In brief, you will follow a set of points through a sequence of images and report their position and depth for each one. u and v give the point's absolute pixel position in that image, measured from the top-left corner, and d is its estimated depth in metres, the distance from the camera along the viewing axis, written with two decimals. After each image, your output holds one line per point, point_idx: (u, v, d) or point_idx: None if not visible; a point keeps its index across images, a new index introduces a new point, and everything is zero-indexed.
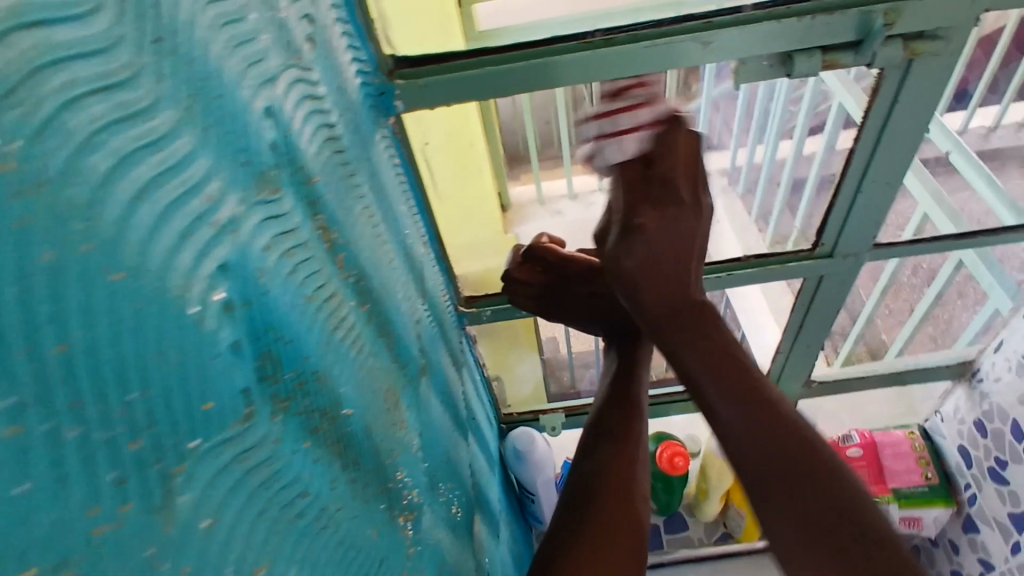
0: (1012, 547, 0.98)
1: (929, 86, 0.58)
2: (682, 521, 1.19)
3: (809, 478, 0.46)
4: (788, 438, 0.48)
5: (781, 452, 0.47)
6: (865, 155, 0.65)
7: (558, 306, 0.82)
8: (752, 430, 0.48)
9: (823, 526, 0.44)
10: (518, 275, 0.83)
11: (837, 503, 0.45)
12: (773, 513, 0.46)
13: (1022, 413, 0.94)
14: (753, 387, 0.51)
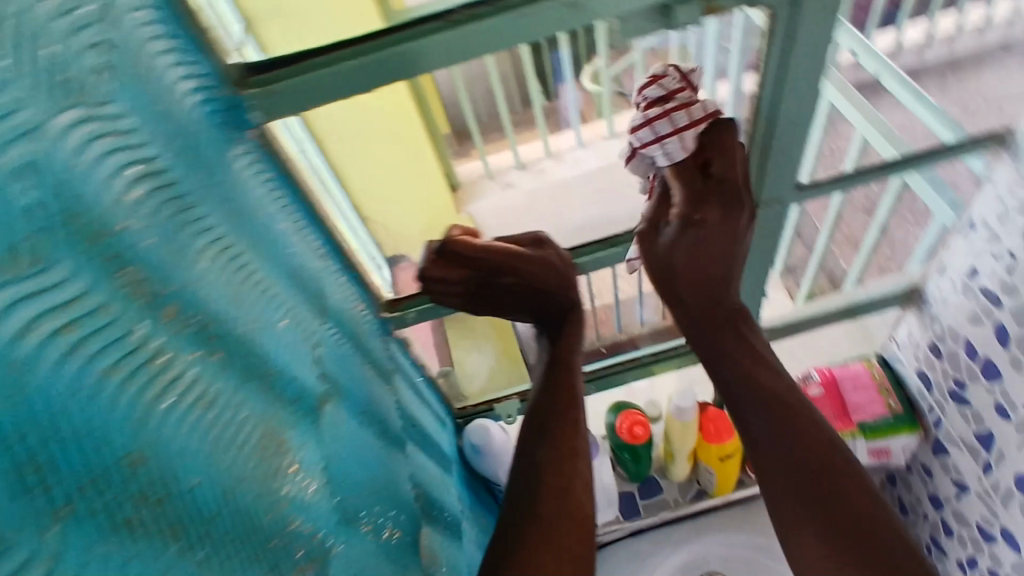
0: (984, 467, 0.97)
1: (824, 18, 0.55)
2: (656, 485, 1.17)
3: (815, 475, 0.55)
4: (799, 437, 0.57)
5: (800, 451, 0.56)
6: (772, 101, 0.62)
7: (485, 298, 0.77)
8: (769, 431, 0.57)
9: (826, 515, 0.53)
10: (435, 275, 0.74)
11: (837, 493, 0.54)
12: (787, 502, 0.55)
13: (972, 331, 0.92)
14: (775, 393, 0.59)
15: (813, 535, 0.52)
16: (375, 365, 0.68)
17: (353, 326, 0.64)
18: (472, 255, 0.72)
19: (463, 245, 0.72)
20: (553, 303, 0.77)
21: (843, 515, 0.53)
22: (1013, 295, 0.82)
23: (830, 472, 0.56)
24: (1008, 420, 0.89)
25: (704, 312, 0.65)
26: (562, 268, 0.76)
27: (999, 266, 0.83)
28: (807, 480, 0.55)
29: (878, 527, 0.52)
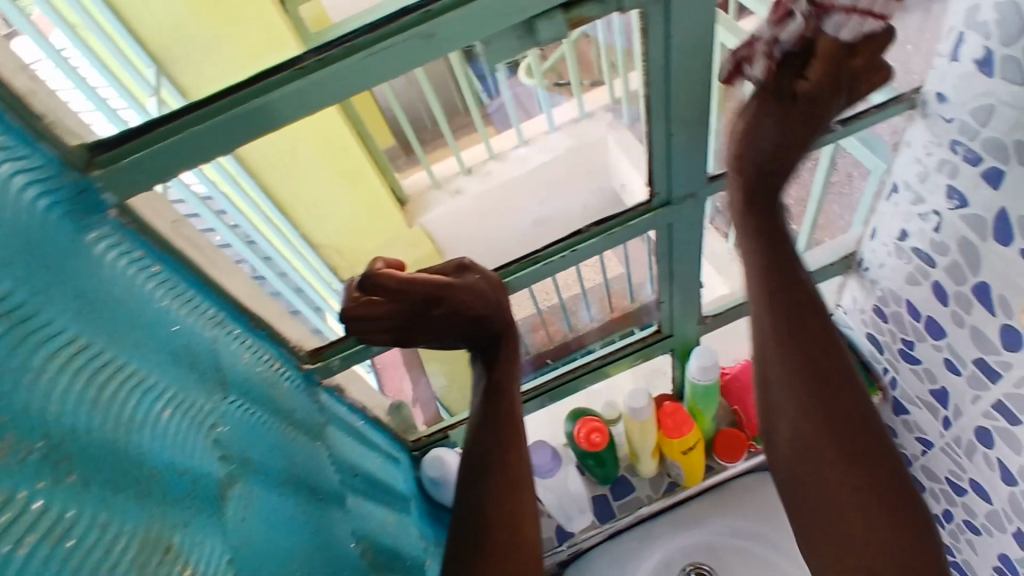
0: (943, 422, 0.98)
1: (699, 13, 0.53)
2: (628, 484, 1.16)
3: (838, 434, 0.61)
4: (831, 398, 0.62)
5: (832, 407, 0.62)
6: (663, 101, 0.60)
7: (418, 330, 0.71)
8: (795, 390, 0.64)
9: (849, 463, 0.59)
10: (360, 313, 0.68)
11: (861, 449, 0.60)
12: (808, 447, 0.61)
13: (912, 293, 0.91)
14: (817, 355, 0.65)
15: (792, 424, 0.63)
16: (300, 424, 0.66)
17: (269, 385, 0.62)
18: (403, 288, 0.65)
19: (391, 279, 0.64)
20: (489, 329, 0.73)
21: (830, 415, 0.62)
22: (944, 253, 0.81)
23: (841, 379, 0.64)
24: (958, 375, 0.89)
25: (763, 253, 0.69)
26: (492, 293, 0.72)
27: (926, 225, 0.82)
28: (812, 379, 0.64)
29: (867, 428, 0.61)
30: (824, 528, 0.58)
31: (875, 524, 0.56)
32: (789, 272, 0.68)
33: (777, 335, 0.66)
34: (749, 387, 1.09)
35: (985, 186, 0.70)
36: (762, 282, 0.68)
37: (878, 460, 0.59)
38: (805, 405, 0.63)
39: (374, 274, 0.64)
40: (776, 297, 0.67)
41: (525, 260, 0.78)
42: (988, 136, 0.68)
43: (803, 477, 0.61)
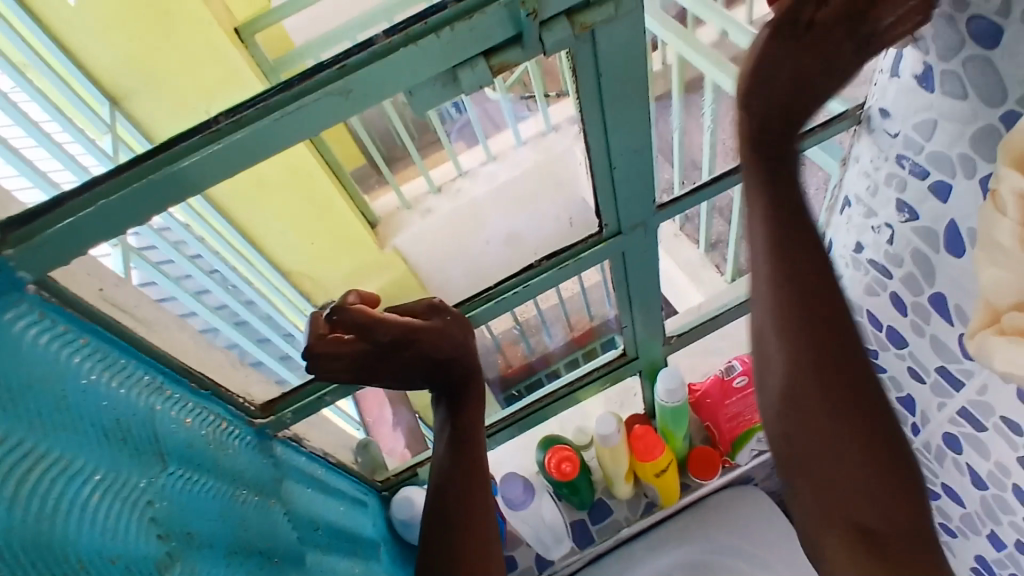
0: (912, 429, 0.97)
1: (626, 49, 0.52)
2: (605, 508, 1.13)
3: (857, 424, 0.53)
4: (851, 379, 0.54)
5: (846, 387, 0.54)
6: (601, 137, 0.60)
7: (381, 375, 0.68)
8: (804, 374, 0.55)
9: (869, 448, 0.53)
10: (322, 349, 0.65)
11: (874, 431, 0.53)
12: (825, 432, 0.54)
13: (872, 303, 0.91)
14: (833, 334, 0.55)
15: (789, 380, 0.56)
16: (251, 483, 0.64)
17: (211, 449, 0.61)
18: (374, 326, 0.64)
19: (359, 313, 0.63)
20: (451, 370, 0.70)
21: (837, 378, 0.54)
22: (899, 265, 0.80)
23: (853, 348, 0.55)
24: (922, 383, 0.88)
25: (767, 199, 0.57)
26: (459, 332, 0.69)
27: (880, 238, 0.82)
28: (819, 357, 0.54)
29: (871, 384, 0.54)
30: (808, 468, 0.55)
31: (873, 483, 0.52)
32: (796, 214, 0.56)
33: (786, 298, 0.55)
34: (719, 403, 1.08)
35: (933, 199, 0.70)
36: (767, 232, 0.56)
37: (879, 422, 0.54)
38: (805, 375, 0.55)
39: (347, 308, 0.63)
40: (779, 248, 0.56)
41: (477, 298, 0.76)
42: (933, 151, 0.67)
43: (800, 439, 0.55)
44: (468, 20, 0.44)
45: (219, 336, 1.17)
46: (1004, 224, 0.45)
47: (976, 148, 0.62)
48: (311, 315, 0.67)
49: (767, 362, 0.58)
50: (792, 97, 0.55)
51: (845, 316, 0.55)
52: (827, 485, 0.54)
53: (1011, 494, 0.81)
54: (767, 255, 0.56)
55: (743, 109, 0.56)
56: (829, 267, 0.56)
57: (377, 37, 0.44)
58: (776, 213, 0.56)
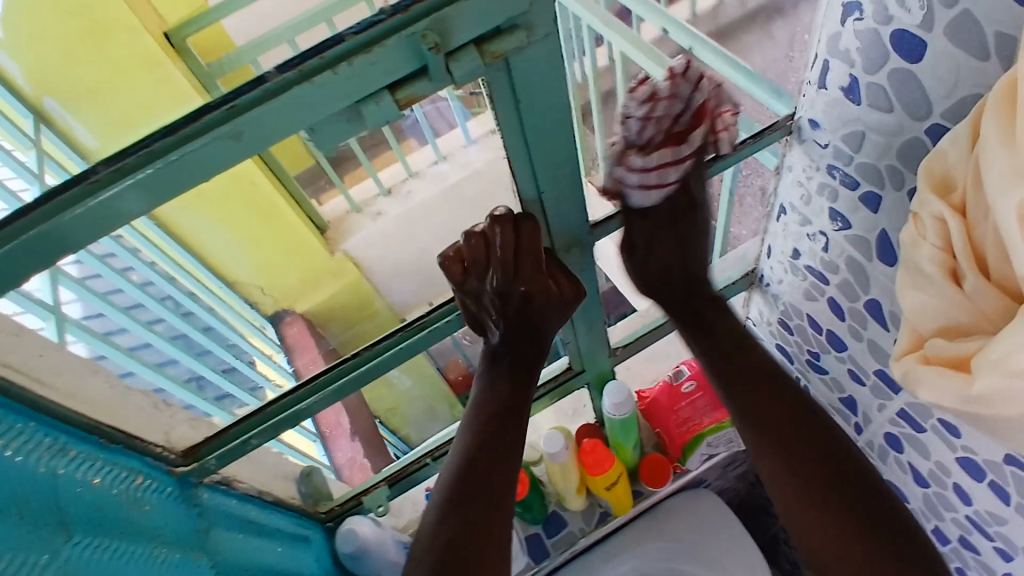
0: (855, 428, 0.97)
1: (546, 76, 0.50)
2: (559, 520, 1.14)
3: (843, 505, 0.68)
4: (832, 470, 0.70)
5: (823, 476, 0.70)
6: (525, 164, 0.58)
7: (500, 319, 0.76)
8: (793, 482, 0.71)
9: (856, 528, 0.67)
10: (475, 241, 0.69)
11: (861, 511, 0.68)
12: (814, 525, 0.69)
13: (811, 307, 0.91)
14: (807, 444, 0.72)
15: (765, 460, 0.73)
16: (172, 540, 0.60)
17: (128, 509, 0.57)
18: (525, 245, 0.66)
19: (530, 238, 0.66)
20: (498, 393, 0.76)
21: (786, 440, 0.72)
22: (835, 272, 0.80)
23: (809, 436, 0.72)
24: (863, 385, 0.89)
25: (719, 339, 0.79)
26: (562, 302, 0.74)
27: (816, 245, 0.81)
28: (784, 455, 0.72)
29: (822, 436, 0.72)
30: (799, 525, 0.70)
31: (855, 528, 0.67)
32: (736, 337, 0.79)
33: (737, 412, 0.76)
34: (668, 409, 1.10)
35: (864, 209, 0.70)
36: (717, 373, 0.78)
37: (863, 514, 0.68)
38: (781, 473, 0.72)
39: (529, 213, 0.64)
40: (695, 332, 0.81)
41: (410, 328, 0.73)
42: (862, 162, 0.66)
43: (812, 544, 0.69)
44: (368, 53, 0.40)
45: (150, 351, 1.11)
46: (924, 250, 0.44)
47: (903, 160, 0.61)
48: (444, 257, 0.72)
49: (764, 474, 0.74)
50: (676, 256, 0.82)
51: (807, 412, 0.74)
52: (812, 531, 0.69)
53: (952, 491, 0.82)
54: (698, 345, 0.81)
55: (631, 242, 0.81)
56: (777, 380, 0.76)
57: (270, 74, 0.41)
58: (727, 346, 0.79)
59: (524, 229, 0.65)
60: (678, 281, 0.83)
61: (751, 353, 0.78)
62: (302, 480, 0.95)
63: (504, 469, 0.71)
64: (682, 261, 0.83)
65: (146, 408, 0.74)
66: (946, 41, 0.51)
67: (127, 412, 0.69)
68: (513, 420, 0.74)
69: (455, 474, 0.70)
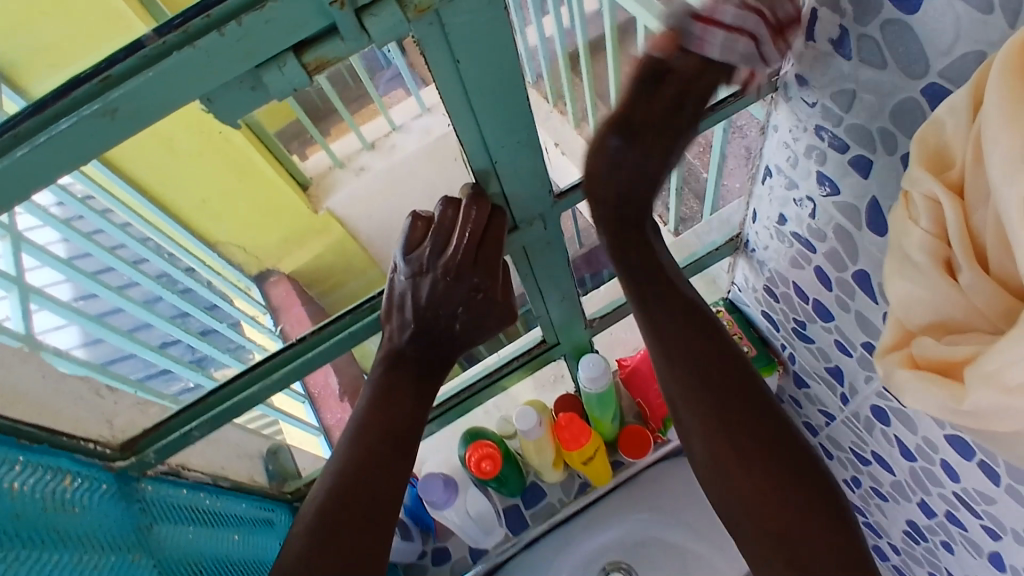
0: (841, 398, 0.93)
1: (485, 34, 0.44)
2: (538, 491, 1.11)
3: (756, 446, 0.58)
4: (764, 430, 0.59)
5: (759, 427, 0.59)
6: (474, 133, 0.53)
7: (427, 311, 0.67)
8: (716, 444, 0.59)
9: (751, 452, 0.58)
10: (446, 220, 0.63)
11: (776, 456, 0.57)
12: (733, 466, 0.58)
13: (798, 275, 0.86)
14: (738, 394, 0.61)
15: (694, 428, 0.61)
16: (105, 542, 0.57)
17: (53, 510, 0.54)
18: (491, 236, 0.63)
19: (498, 228, 0.63)
20: (402, 398, 0.66)
21: (704, 381, 0.62)
22: (823, 240, 0.75)
23: (734, 386, 0.61)
24: (849, 356, 0.84)
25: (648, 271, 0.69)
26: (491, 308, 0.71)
27: (802, 212, 0.76)
28: (718, 418, 0.60)
29: (772, 425, 0.59)
30: (709, 479, 0.60)
31: (793, 496, 0.55)
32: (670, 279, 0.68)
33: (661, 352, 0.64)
34: (650, 378, 1.05)
35: (854, 174, 0.64)
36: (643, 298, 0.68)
37: (805, 481, 0.56)
38: (709, 433, 0.60)
39: (501, 210, 0.63)
40: (655, 318, 0.66)
41: (361, 309, 0.70)
42: (852, 123, 0.60)
43: (721, 478, 0.59)
44: (259, 10, 0.35)
45: (122, 318, 0.96)
46: (913, 235, 0.38)
47: (897, 123, 0.55)
48: (412, 216, 0.65)
49: (684, 433, 0.62)
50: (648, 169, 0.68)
51: (733, 363, 0.63)
52: (733, 483, 0.58)
53: (939, 467, 0.78)
54: (649, 330, 0.66)
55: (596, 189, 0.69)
56: (702, 319, 0.65)
57: (147, 37, 0.36)
58: (662, 291, 0.67)
59: (494, 219, 0.63)
60: (621, 221, 0.70)
61: (677, 288, 0.68)
62: (268, 459, 0.94)
63: (385, 492, 0.60)
64: (657, 169, 0.68)
65: (87, 397, 0.69)
66: None
67: (57, 408, 0.64)
68: (409, 442, 0.64)
69: (353, 439, 0.63)
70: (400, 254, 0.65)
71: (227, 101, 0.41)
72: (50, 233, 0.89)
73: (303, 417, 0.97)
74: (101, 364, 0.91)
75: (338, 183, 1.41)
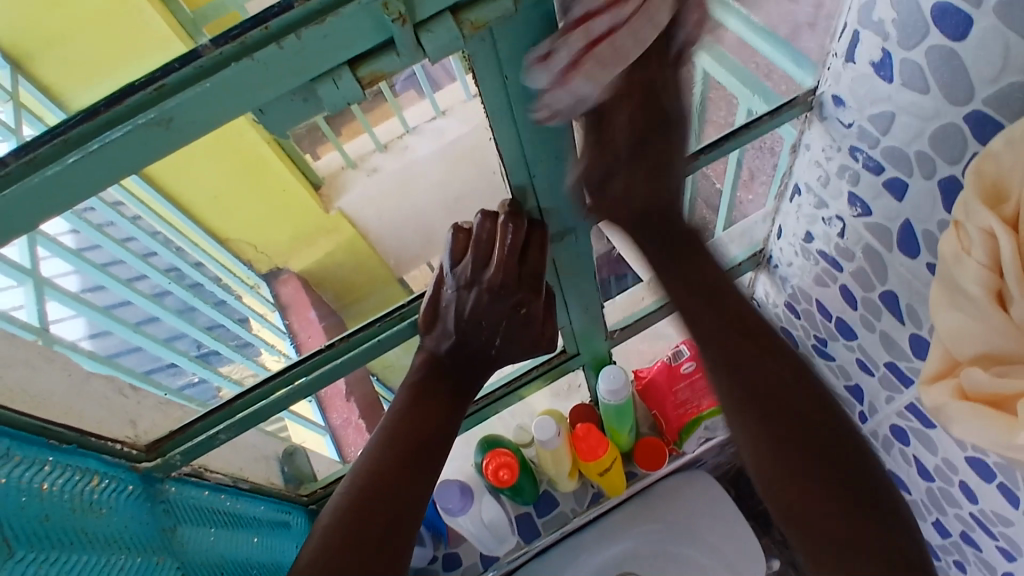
0: (860, 417, 0.93)
1: (535, 52, 0.45)
2: (551, 500, 1.12)
3: (808, 434, 0.50)
4: (828, 433, 0.50)
5: (812, 421, 0.51)
6: (515, 148, 0.54)
7: (469, 322, 0.68)
8: (761, 442, 0.51)
9: (817, 466, 0.49)
10: (487, 231, 0.63)
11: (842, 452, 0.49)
12: (777, 460, 0.50)
13: (821, 293, 0.86)
14: (790, 387, 0.53)
15: (743, 428, 0.53)
16: (132, 544, 0.57)
17: (81, 512, 0.54)
18: (532, 251, 0.65)
19: (541, 240, 0.65)
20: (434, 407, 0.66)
21: (750, 381, 0.53)
22: (851, 259, 0.75)
23: (787, 380, 0.53)
24: (871, 375, 0.84)
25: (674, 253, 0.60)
26: (535, 327, 0.73)
27: (830, 230, 0.76)
28: (760, 403, 0.52)
29: (831, 426, 0.51)
30: (757, 475, 0.51)
31: (847, 490, 0.47)
32: (709, 275, 0.59)
33: (698, 337, 0.57)
34: (666, 390, 1.06)
35: (887, 196, 0.64)
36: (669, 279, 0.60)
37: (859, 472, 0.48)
38: (755, 428, 0.52)
39: (539, 222, 0.64)
40: (691, 311, 0.58)
41: (390, 317, 0.70)
42: (888, 146, 0.60)
43: (767, 471, 0.50)
44: (319, 25, 0.36)
45: (131, 311, 0.96)
46: (968, 267, 0.39)
47: (935, 147, 0.55)
48: (454, 228, 0.65)
49: (728, 428, 0.55)
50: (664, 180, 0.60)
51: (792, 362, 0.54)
52: (772, 477, 0.50)
53: (957, 489, 0.78)
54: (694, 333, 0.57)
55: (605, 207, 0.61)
56: (749, 317, 0.57)
57: (203, 48, 0.36)
58: (675, 250, 0.60)
59: (533, 235, 0.64)
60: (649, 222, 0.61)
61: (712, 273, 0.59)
62: (284, 460, 0.94)
63: (409, 498, 0.60)
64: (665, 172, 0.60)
65: (110, 397, 0.70)
66: (996, 17, 0.45)
67: (81, 408, 0.65)
68: (436, 452, 0.64)
69: (377, 446, 0.63)
70: (445, 266, 0.66)
71: (275, 111, 0.41)
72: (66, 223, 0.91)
73: (309, 416, 0.94)
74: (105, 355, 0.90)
75: (353, 182, 1.35)
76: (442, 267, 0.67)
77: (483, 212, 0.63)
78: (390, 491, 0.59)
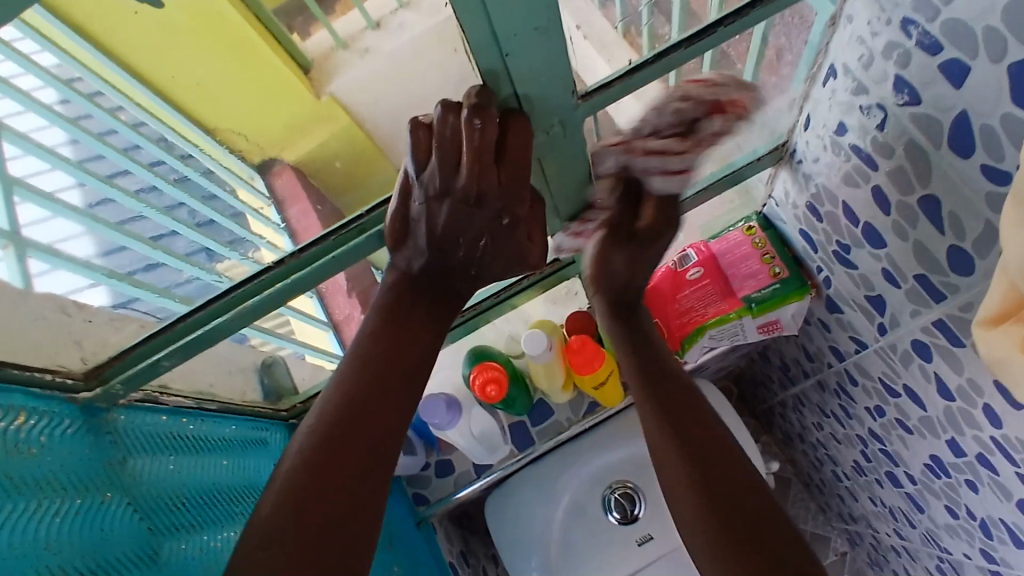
0: (879, 329, 0.85)
1: None
2: (545, 409, 1.04)
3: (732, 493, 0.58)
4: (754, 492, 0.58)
5: (737, 485, 0.59)
6: (483, 25, 0.43)
7: (442, 234, 0.60)
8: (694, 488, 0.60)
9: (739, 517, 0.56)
10: (449, 129, 0.51)
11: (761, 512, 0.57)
12: (706, 511, 0.58)
13: (849, 194, 0.75)
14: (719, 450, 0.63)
15: (679, 476, 0.62)
16: (68, 484, 0.52)
17: (5, 455, 0.48)
18: (511, 149, 0.53)
19: (518, 142, 0.53)
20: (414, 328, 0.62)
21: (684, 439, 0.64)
22: (889, 156, 0.64)
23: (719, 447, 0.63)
24: (897, 287, 0.75)
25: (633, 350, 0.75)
26: (523, 236, 0.64)
27: (869, 121, 0.64)
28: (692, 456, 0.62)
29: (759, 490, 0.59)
30: (693, 526, 0.59)
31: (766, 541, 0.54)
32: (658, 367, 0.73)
33: (651, 405, 0.69)
34: (669, 296, 1.02)
35: (941, 81, 0.52)
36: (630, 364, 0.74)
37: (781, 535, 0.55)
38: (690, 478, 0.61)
39: (518, 110, 0.53)
40: (641, 386, 0.71)
41: (348, 230, 0.62)
42: (949, 17, 0.49)
43: (701, 520, 0.58)
44: None
45: (112, 211, 0.82)
46: None
47: (1009, 22, 0.44)
48: (413, 124, 0.53)
49: (668, 480, 0.63)
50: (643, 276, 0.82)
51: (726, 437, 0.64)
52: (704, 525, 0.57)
53: (980, 412, 0.71)
54: (647, 403, 0.69)
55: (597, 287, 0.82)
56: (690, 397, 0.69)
57: None
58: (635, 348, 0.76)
59: (512, 124, 0.52)
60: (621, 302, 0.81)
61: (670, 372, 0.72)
62: (263, 371, 0.89)
63: (390, 422, 0.56)
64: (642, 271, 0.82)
65: (52, 311, 0.64)
66: None
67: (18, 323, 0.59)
68: (420, 372, 0.60)
69: (357, 361, 0.58)
70: (410, 169, 0.55)
71: None
72: (36, 119, 0.78)
73: (311, 313, 0.94)
74: (92, 260, 0.77)
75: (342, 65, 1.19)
76: (407, 172, 0.57)
77: (439, 109, 0.51)
78: (376, 412, 0.55)
